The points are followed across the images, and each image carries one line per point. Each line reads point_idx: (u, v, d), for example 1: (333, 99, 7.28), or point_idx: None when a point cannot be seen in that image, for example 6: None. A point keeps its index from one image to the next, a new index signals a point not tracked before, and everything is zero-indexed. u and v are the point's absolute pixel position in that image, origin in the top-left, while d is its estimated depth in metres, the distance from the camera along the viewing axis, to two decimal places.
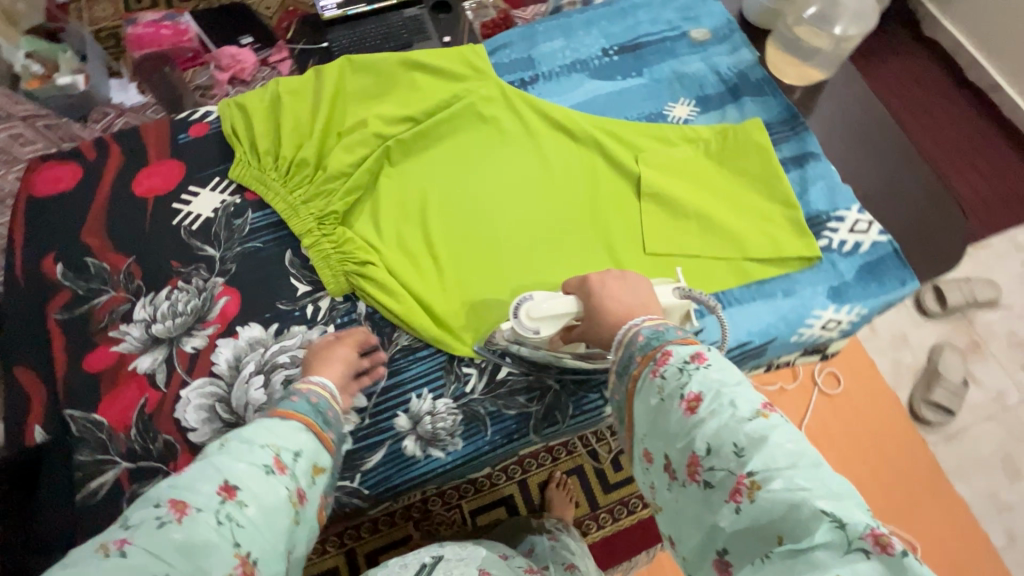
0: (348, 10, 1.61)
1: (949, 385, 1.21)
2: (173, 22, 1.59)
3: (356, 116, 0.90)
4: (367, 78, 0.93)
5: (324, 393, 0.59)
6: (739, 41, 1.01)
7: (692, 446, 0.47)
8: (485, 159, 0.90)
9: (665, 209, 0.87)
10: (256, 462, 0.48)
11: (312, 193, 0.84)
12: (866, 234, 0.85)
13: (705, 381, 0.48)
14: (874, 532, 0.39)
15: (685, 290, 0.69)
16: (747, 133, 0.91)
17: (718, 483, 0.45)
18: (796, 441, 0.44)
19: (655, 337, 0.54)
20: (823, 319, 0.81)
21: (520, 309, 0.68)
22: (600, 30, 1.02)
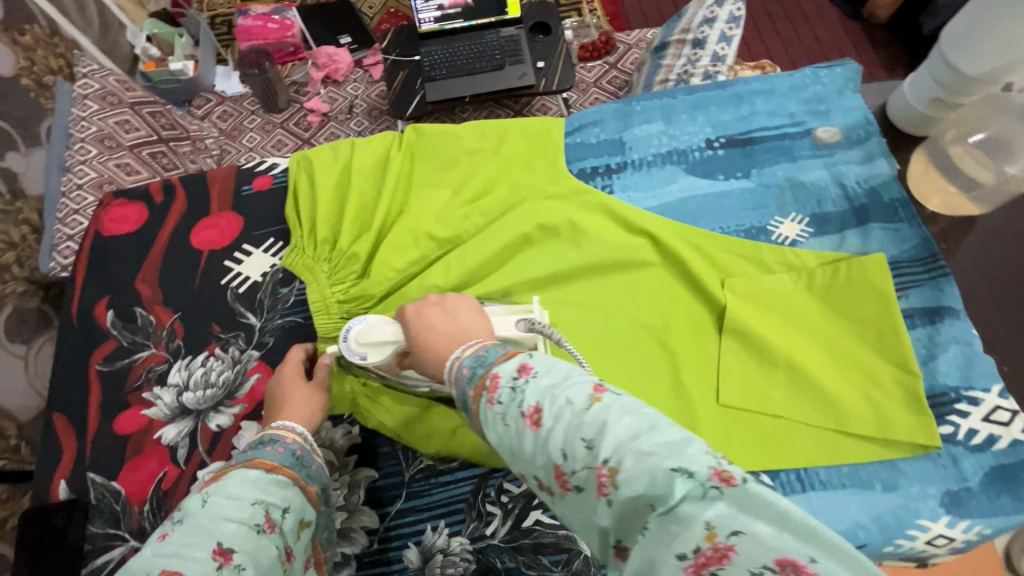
0: (445, 24, 1.67)
1: None
2: (280, 16, 1.82)
3: (417, 203, 0.84)
4: (439, 156, 0.87)
5: (306, 443, 0.58)
6: (876, 148, 0.84)
7: (551, 458, 0.38)
8: (549, 268, 0.79)
9: (748, 352, 0.74)
10: (248, 521, 0.47)
11: (351, 295, 0.78)
12: (1004, 429, 0.68)
13: (539, 389, 0.40)
14: (717, 467, 0.33)
15: (531, 322, 0.64)
16: (865, 272, 0.75)
17: (585, 483, 0.37)
18: (632, 411, 0.37)
19: (478, 364, 0.45)
20: (931, 533, 0.65)
21: (350, 334, 0.66)
22: (707, 116, 0.88)
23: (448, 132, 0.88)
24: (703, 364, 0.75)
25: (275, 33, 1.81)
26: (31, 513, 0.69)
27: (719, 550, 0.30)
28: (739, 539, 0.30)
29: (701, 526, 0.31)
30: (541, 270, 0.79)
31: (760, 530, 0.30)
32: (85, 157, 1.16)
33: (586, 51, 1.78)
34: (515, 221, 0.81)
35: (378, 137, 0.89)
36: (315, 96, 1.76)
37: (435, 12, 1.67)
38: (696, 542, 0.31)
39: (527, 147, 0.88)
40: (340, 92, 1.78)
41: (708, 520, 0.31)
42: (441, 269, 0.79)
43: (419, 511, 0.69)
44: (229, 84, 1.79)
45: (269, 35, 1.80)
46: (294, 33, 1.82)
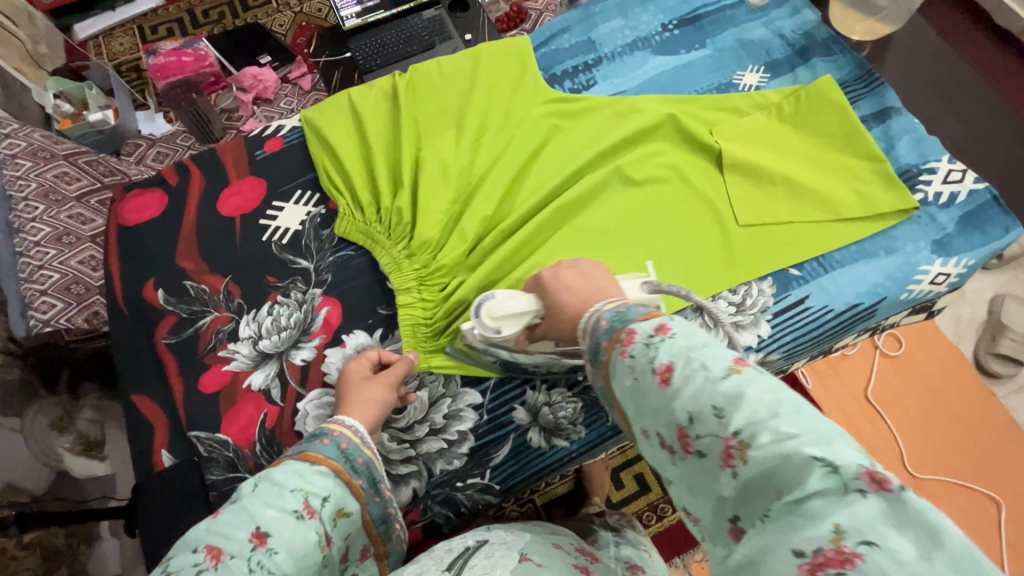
0: (367, 18, 1.74)
1: (1014, 335, 1.32)
2: (193, 48, 1.73)
3: (438, 146, 0.87)
4: (440, 98, 0.91)
5: (354, 437, 0.58)
6: (799, 2, 0.99)
7: (676, 418, 0.43)
8: (568, 160, 0.86)
9: (750, 178, 0.86)
10: (287, 508, 0.50)
11: (416, 245, 0.80)
12: (961, 184, 0.84)
13: (674, 350, 0.44)
14: (869, 470, 0.35)
15: (654, 283, 0.67)
16: (820, 92, 0.89)
17: (709, 450, 0.41)
18: (774, 391, 0.40)
19: (618, 319, 0.50)
20: (932, 274, 0.79)
21: (482, 308, 0.67)
22: (656, 6, 1.00)
23: (434, 77, 0.93)
24: (721, 198, 0.85)
25: (193, 64, 1.73)
26: (142, 485, 0.71)
27: (843, 553, 0.33)
28: (869, 548, 0.33)
29: (830, 525, 0.34)
30: (571, 167, 0.85)
31: (900, 544, 0.32)
32: (33, 215, 1.01)
33: (505, 21, 1.89)
34: (526, 139, 0.87)
35: (373, 97, 0.92)
36: (251, 118, 1.79)
37: (356, 7, 1.75)
38: (820, 541, 0.34)
39: (503, 64, 0.94)
40: (275, 109, 1.80)
41: (838, 522, 0.34)
42: (483, 201, 0.82)
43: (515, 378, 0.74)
44: (154, 125, 1.78)
45: (184, 66, 1.70)
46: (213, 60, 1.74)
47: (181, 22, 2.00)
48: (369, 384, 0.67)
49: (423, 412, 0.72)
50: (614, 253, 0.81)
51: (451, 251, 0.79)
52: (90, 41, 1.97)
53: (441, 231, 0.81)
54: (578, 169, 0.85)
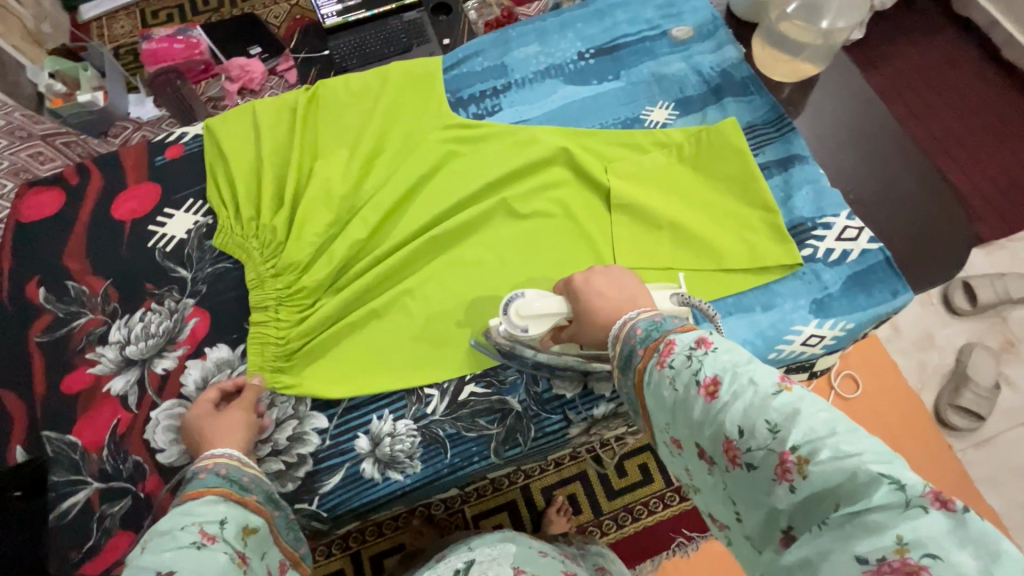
0: (348, 16, 1.75)
1: (978, 388, 1.26)
2: (186, 35, 1.78)
3: (328, 164, 0.87)
4: (342, 117, 0.92)
5: (233, 462, 0.60)
6: (723, 37, 0.96)
7: (723, 430, 0.41)
8: (455, 187, 0.86)
9: (637, 220, 0.84)
10: (189, 542, 0.49)
11: (285, 265, 0.80)
12: (854, 243, 0.80)
13: (718, 363, 0.43)
14: (932, 486, 0.32)
15: (683, 296, 0.68)
16: (720, 135, 0.86)
17: (760, 463, 0.39)
18: (829, 408, 0.38)
19: (654, 327, 0.50)
20: (805, 335, 0.76)
21: (511, 305, 0.68)
22: (576, 33, 0.98)
23: (342, 95, 0.93)
24: (603, 238, 0.83)
25: (185, 52, 1.78)
26: None
27: (909, 564, 0.30)
28: (935, 563, 0.30)
29: (892, 537, 0.32)
30: (454, 196, 0.85)
31: (964, 560, 0.30)
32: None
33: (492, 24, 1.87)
34: (416, 164, 0.87)
35: (278, 110, 0.92)
36: None
37: (337, 5, 1.77)
38: (884, 551, 0.31)
39: (411, 87, 0.94)
40: None
41: (900, 534, 0.31)
42: (359, 224, 0.82)
43: (363, 406, 0.75)
44: (144, 110, 1.80)
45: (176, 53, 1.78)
46: (203, 49, 1.79)
47: (181, 9, 2.04)
48: (224, 414, 0.68)
49: (268, 431, 0.73)
50: (482, 287, 0.80)
51: (318, 272, 0.80)
52: (93, 22, 2.00)
53: (313, 250, 0.81)
54: (464, 199, 0.84)
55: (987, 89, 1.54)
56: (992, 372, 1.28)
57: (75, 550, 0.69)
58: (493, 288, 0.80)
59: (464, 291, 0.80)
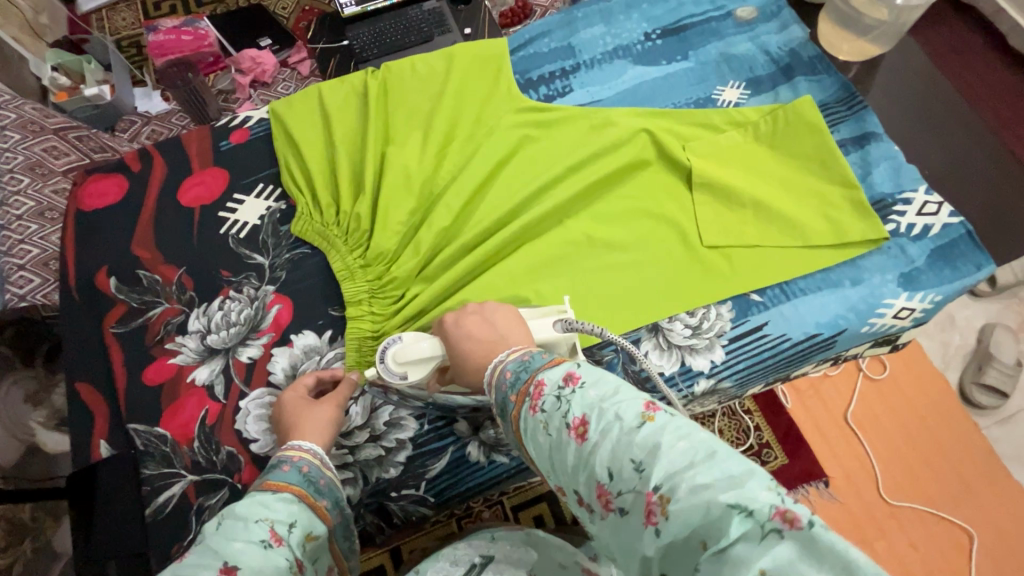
0: (367, 7, 1.73)
1: (1002, 366, 1.28)
2: (193, 26, 1.73)
3: (401, 151, 0.85)
4: (408, 101, 0.90)
5: (315, 461, 0.56)
6: (788, 18, 0.97)
7: (594, 475, 0.39)
8: (535, 172, 0.86)
9: (720, 199, 0.84)
10: (254, 539, 0.45)
11: (372, 254, 0.78)
12: (935, 218, 0.82)
13: (585, 401, 0.42)
14: (782, 508, 0.32)
15: (567, 323, 0.63)
16: (799, 112, 0.86)
17: (631, 507, 0.37)
18: (687, 434, 0.37)
19: (523, 370, 0.49)
20: (895, 308, 0.77)
21: (387, 352, 0.64)
22: (642, 14, 0.98)
23: (406, 79, 0.91)
24: (688, 218, 0.83)
25: (192, 43, 1.73)
26: (78, 474, 0.70)
27: None
28: None
29: (756, 571, 0.31)
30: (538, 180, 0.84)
31: None
32: (16, 187, 0.90)
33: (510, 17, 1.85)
34: (491, 149, 0.86)
35: (342, 95, 0.90)
36: (247, 101, 1.74)
37: None
38: None
39: (476, 69, 0.93)
40: (272, 93, 1.75)
41: (764, 567, 0.31)
42: (442, 211, 0.81)
43: None
44: (151, 103, 1.70)
45: (184, 45, 1.72)
46: (212, 40, 1.73)
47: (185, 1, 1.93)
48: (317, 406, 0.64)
49: (365, 418, 0.71)
50: (574, 272, 0.80)
51: (406, 261, 0.78)
52: (93, 15, 1.90)
53: (398, 239, 0.79)
54: (546, 183, 0.83)
55: None
56: (1013, 351, 1.31)
57: (175, 545, 0.67)
58: (584, 273, 0.79)
59: (556, 275, 0.79)
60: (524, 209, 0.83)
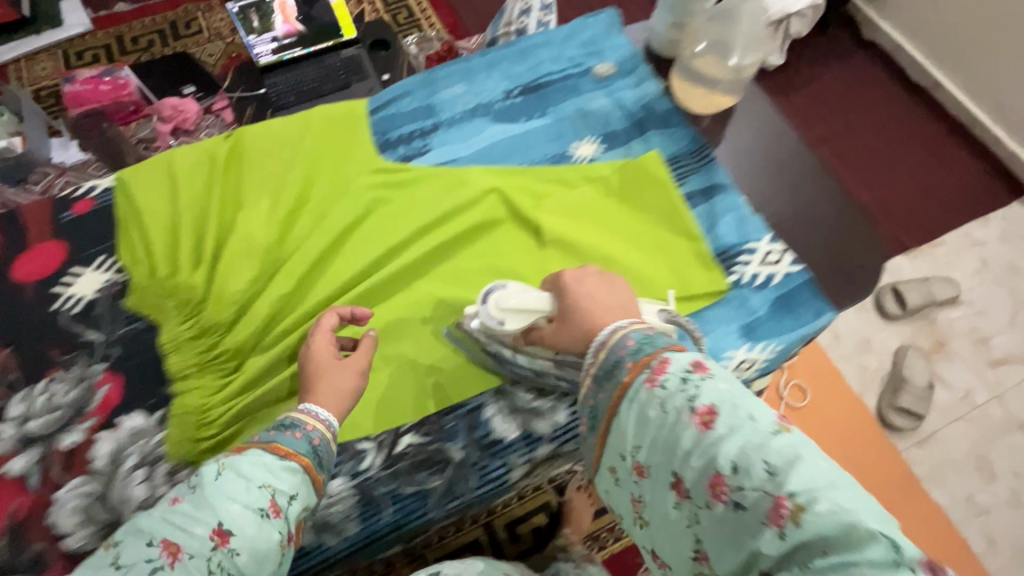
0: (282, 54, 1.71)
1: (914, 389, 1.35)
2: (112, 76, 1.56)
3: (250, 217, 0.84)
4: (264, 164, 0.89)
5: (327, 434, 0.62)
6: (643, 74, 1.00)
7: (716, 463, 0.47)
8: (387, 233, 0.85)
9: (569, 254, 0.84)
10: (253, 505, 0.53)
11: (206, 326, 0.76)
12: (777, 267, 0.83)
13: (715, 394, 0.51)
14: (927, 560, 0.39)
15: (670, 315, 0.71)
16: (645, 169, 0.89)
17: (750, 505, 0.45)
18: (826, 459, 0.46)
19: (646, 342, 0.57)
20: (737, 360, 0.77)
21: (492, 296, 0.72)
22: (503, 72, 0.99)
23: (262, 142, 0.91)
24: (538, 274, 0.83)
25: (112, 93, 1.55)
26: None
27: None
28: None
29: None
30: (386, 242, 0.83)
31: None
32: None
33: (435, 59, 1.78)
34: (343, 212, 0.86)
35: (193, 159, 0.89)
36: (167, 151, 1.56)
37: (272, 44, 1.71)
38: None
39: (333, 130, 0.93)
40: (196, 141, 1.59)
41: None
42: (284, 278, 0.79)
43: None
44: (68, 154, 1.53)
45: (102, 94, 1.54)
46: (133, 88, 1.56)
47: (108, 48, 1.78)
48: (345, 366, 0.69)
49: None
50: (419, 334, 0.78)
51: (241, 332, 0.76)
52: (9, 66, 1.74)
53: (236, 308, 0.77)
54: (394, 245, 0.83)
55: (891, 109, 1.71)
56: (925, 372, 1.37)
57: None
58: (427, 336, 0.78)
59: (397, 339, 0.78)
60: (372, 272, 0.82)
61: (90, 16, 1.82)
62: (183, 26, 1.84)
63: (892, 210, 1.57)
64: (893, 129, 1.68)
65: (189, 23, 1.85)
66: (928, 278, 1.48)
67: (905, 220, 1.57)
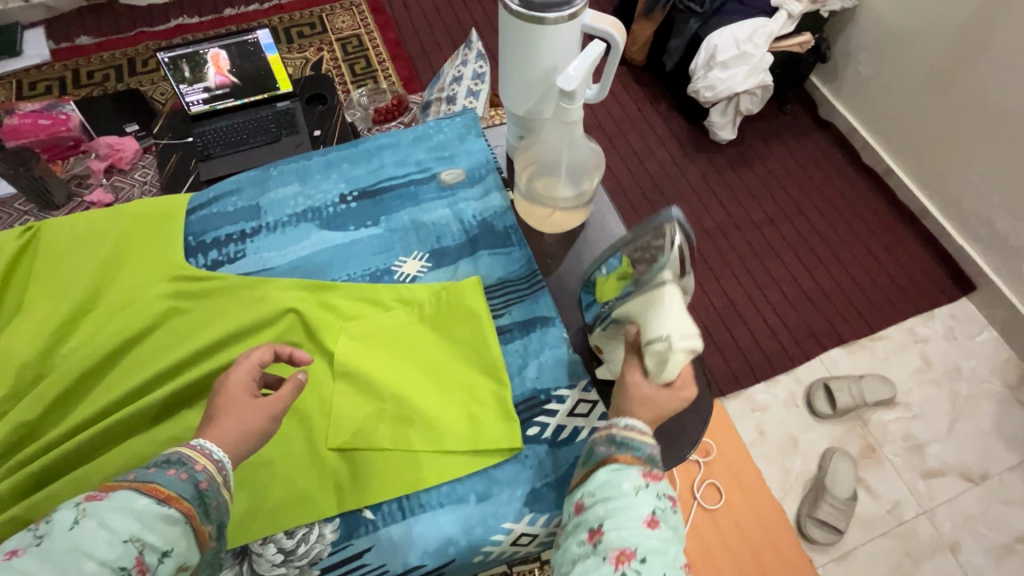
0: (216, 105, 1.52)
1: (835, 500, 1.21)
2: (54, 112, 1.57)
3: (17, 328, 0.78)
4: (56, 263, 0.83)
5: (218, 478, 0.58)
6: (490, 184, 0.94)
7: (633, 543, 0.55)
8: (167, 353, 0.78)
9: (360, 389, 0.77)
10: (112, 563, 0.48)
11: None
12: (584, 420, 0.76)
13: (667, 518, 0.58)
14: None
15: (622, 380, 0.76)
16: (462, 297, 0.83)
17: None
18: None
19: (651, 457, 0.61)
20: (513, 533, 0.70)
21: (687, 343, 0.60)
22: (340, 173, 0.95)
23: (60, 238, 0.85)
24: (320, 411, 0.76)
25: (50, 128, 1.56)
26: None
27: None
28: None
29: None
30: (158, 364, 0.76)
31: None
32: None
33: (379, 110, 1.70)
34: (125, 324, 0.79)
35: None
36: (98, 188, 1.55)
37: (203, 93, 1.52)
38: None
39: (142, 229, 0.87)
40: (127, 181, 1.56)
41: None
42: (32, 403, 0.73)
43: None
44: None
45: (40, 129, 1.55)
46: (72, 125, 1.57)
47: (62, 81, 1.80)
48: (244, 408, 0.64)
49: None
50: None
51: None
52: None
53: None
54: (166, 368, 0.76)
55: (853, 191, 1.64)
56: (851, 483, 1.23)
57: None
58: None
59: None
60: (133, 400, 0.75)
61: (50, 48, 1.87)
62: (141, 62, 1.86)
63: (835, 300, 1.48)
64: (857, 209, 1.62)
65: (146, 60, 1.87)
66: (863, 375, 1.37)
67: (848, 310, 1.47)
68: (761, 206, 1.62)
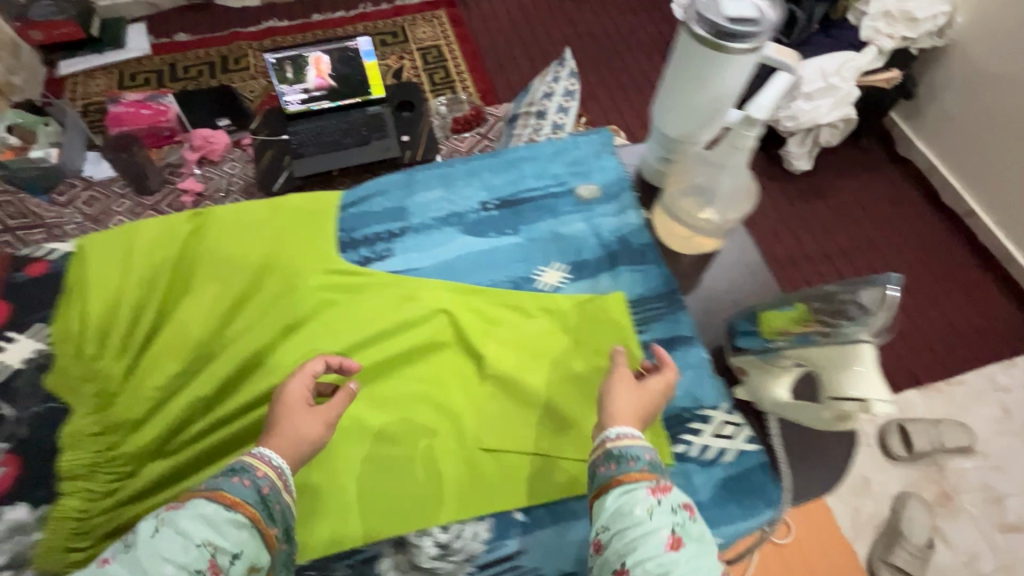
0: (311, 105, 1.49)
1: (911, 546, 1.16)
2: (155, 102, 1.57)
3: (190, 306, 0.82)
4: (222, 247, 0.88)
5: (276, 482, 0.59)
6: (626, 202, 0.96)
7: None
8: (326, 340, 0.82)
9: (508, 392, 0.79)
10: (188, 566, 0.50)
11: (114, 421, 0.74)
12: (730, 442, 0.76)
13: (691, 533, 0.56)
14: None
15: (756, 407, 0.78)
16: (605, 310, 0.85)
17: None
18: None
19: (655, 464, 0.60)
20: None
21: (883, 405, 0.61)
22: (482, 182, 0.98)
23: (225, 224, 0.90)
24: (469, 410, 0.78)
25: (151, 118, 1.56)
26: None
27: None
28: None
29: None
30: (320, 351, 0.80)
31: None
32: None
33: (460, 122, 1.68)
34: (287, 310, 0.83)
35: (154, 234, 0.88)
36: (190, 177, 1.55)
37: (301, 94, 1.48)
38: None
39: (300, 221, 0.92)
40: (217, 172, 1.56)
41: None
42: (207, 378, 0.77)
43: None
44: (98, 168, 1.54)
45: (141, 118, 1.55)
46: (170, 116, 1.57)
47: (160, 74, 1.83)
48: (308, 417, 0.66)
49: None
50: (333, 457, 0.74)
51: (145, 434, 0.73)
52: (68, 78, 1.80)
53: (150, 406, 0.75)
54: (329, 356, 0.80)
55: (936, 228, 1.60)
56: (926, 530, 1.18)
57: None
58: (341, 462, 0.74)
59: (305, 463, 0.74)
60: None
61: (152, 43, 1.90)
62: (233, 61, 1.88)
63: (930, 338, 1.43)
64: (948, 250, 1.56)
65: (238, 59, 1.89)
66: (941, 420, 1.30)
67: (945, 350, 1.42)
68: (847, 237, 1.59)
